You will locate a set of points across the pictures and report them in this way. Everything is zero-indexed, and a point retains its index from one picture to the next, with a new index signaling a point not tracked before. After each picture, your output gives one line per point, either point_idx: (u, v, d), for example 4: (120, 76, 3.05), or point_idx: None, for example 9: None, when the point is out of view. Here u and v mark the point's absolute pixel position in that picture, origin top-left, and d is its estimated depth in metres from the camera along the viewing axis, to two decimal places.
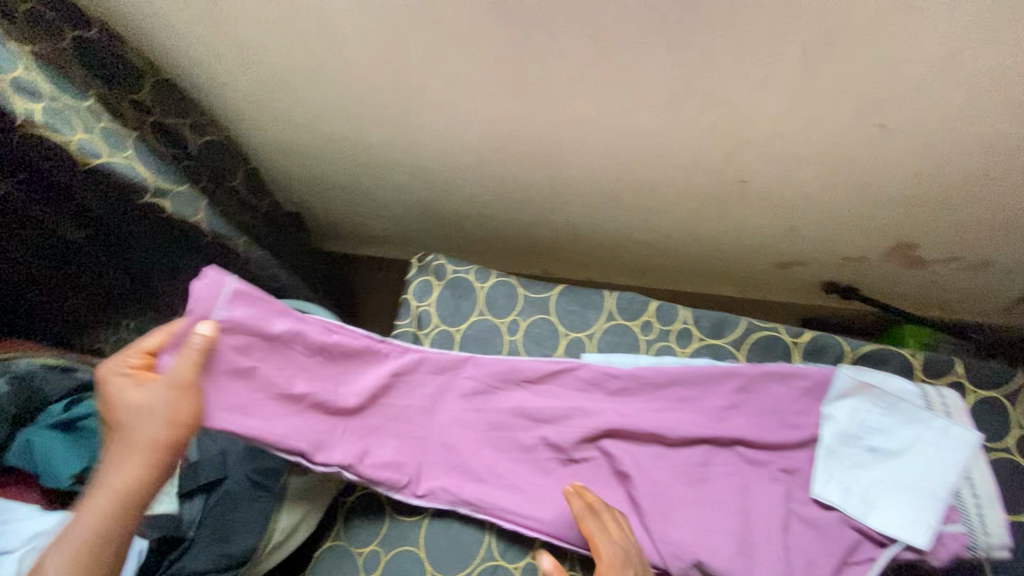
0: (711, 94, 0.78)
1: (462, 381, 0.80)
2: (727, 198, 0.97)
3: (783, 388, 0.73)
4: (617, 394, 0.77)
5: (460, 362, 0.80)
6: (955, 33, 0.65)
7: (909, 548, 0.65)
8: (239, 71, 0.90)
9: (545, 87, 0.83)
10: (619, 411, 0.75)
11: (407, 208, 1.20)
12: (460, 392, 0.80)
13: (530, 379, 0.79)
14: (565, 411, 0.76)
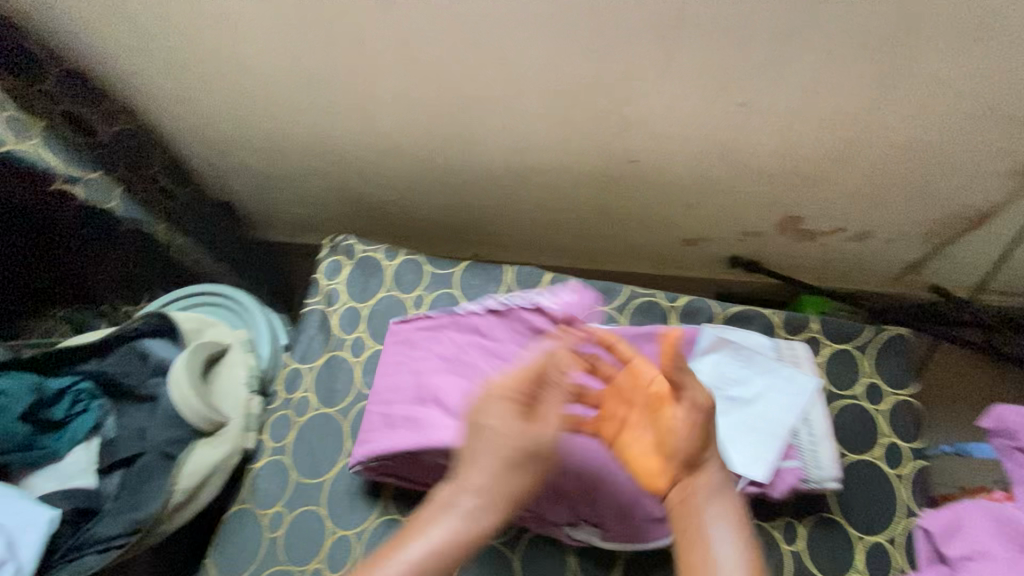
0: (584, 75, 0.86)
1: (414, 341, 0.84)
2: (622, 175, 1.05)
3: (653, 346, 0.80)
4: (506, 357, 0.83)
5: (403, 326, 0.85)
6: (775, 15, 0.73)
7: (753, 483, 0.71)
8: (149, 60, 0.95)
9: (434, 69, 0.89)
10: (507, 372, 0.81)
11: (334, 195, 1.24)
12: (393, 350, 0.84)
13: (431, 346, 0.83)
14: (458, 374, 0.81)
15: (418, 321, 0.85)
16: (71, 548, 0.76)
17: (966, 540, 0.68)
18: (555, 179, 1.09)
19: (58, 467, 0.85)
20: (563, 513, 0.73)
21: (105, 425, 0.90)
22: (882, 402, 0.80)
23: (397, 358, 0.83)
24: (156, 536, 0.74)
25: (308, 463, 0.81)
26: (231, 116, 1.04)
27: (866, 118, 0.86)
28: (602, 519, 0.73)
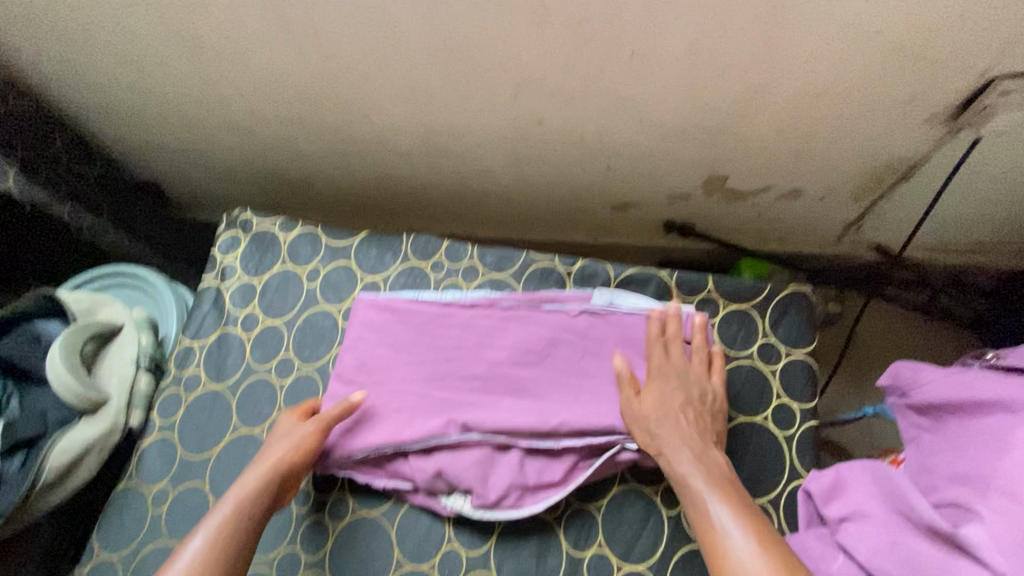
0: (468, 33, 0.80)
1: (477, 326, 0.79)
2: (532, 135, 1.00)
3: (540, 313, 0.79)
4: (398, 325, 0.81)
5: (439, 307, 0.81)
6: None
7: (627, 452, 0.70)
8: (28, 35, 0.91)
9: (315, 33, 0.84)
10: (395, 344, 0.80)
11: (253, 173, 1.20)
12: (413, 332, 0.80)
13: (396, 316, 0.82)
14: (356, 346, 0.80)
15: (477, 306, 0.81)
16: None
17: (845, 499, 0.66)
18: (466, 144, 1.05)
19: None
20: (442, 483, 0.72)
21: (8, 408, 0.89)
22: (778, 362, 0.77)
23: (445, 343, 0.79)
24: (30, 510, 0.73)
25: (196, 438, 0.81)
26: (127, 91, 1.01)
27: (769, 65, 0.81)
28: (472, 488, 0.71)
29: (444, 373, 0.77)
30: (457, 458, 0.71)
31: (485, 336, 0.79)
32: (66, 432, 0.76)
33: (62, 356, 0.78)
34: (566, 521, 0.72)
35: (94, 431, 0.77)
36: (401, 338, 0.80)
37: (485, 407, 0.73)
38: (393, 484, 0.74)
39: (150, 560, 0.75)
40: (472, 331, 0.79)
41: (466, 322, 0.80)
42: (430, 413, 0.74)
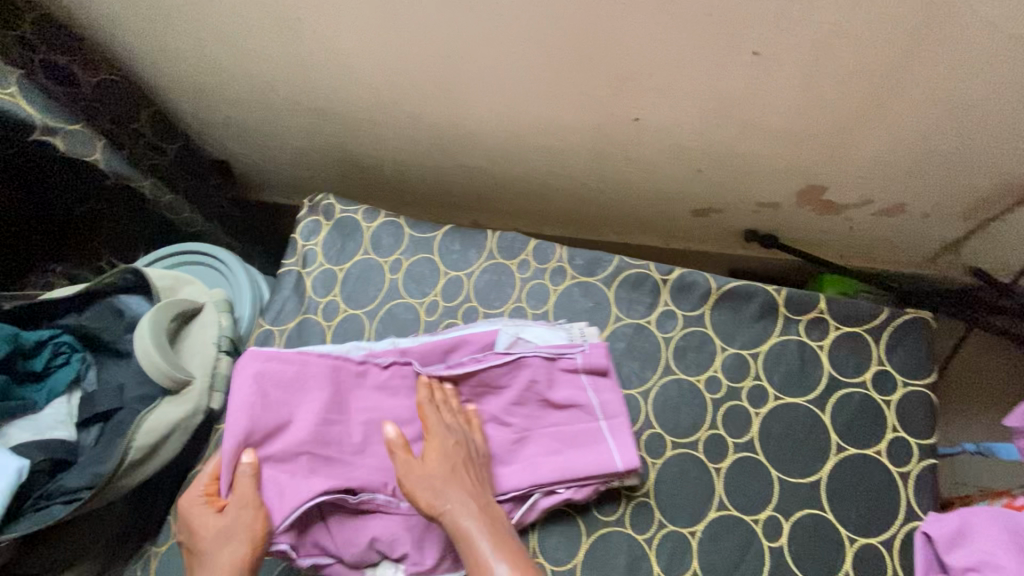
0: (579, 21, 0.76)
1: (390, 382, 0.76)
2: (624, 133, 0.95)
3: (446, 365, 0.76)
4: (299, 379, 0.73)
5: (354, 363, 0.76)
6: None
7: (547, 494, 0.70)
8: (126, 9, 0.91)
9: (415, 16, 0.81)
10: (303, 401, 0.72)
11: (326, 156, 1.18)
12: (321, 387, 0.73)
13: (302, 369, 0.74)
14: (254, 401, 0.70)
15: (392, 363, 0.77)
16: (41, 496, 0.78)
17: (971, 549, 0.60)
18: (552, 140, 1.01)
19: (35, 418, 0.85)
20: (373, 553, 0.70)
21: (86, 379, 0.90)
22: (893, 393, 0.72)
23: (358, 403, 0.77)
24: (115, 486, 0.73)
25: None
26: (214, 69, 1.00)
27: (903, 69, 0.75)
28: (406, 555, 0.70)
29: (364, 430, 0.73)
30: (388, 521, 0.71)
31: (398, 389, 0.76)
32: (153, 411, 0.76)
33: (152, 334, 0.78)
34: (658, 544, 0.69)
35: (180, 411, 0.77)
36: (310, 393, 0.73)
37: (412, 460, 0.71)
38: (313, 561, 0.70)
39: None
40: (384, 385, 0.76)
41: (376, 377, 0.76)
42: (358, 472, 0.71)
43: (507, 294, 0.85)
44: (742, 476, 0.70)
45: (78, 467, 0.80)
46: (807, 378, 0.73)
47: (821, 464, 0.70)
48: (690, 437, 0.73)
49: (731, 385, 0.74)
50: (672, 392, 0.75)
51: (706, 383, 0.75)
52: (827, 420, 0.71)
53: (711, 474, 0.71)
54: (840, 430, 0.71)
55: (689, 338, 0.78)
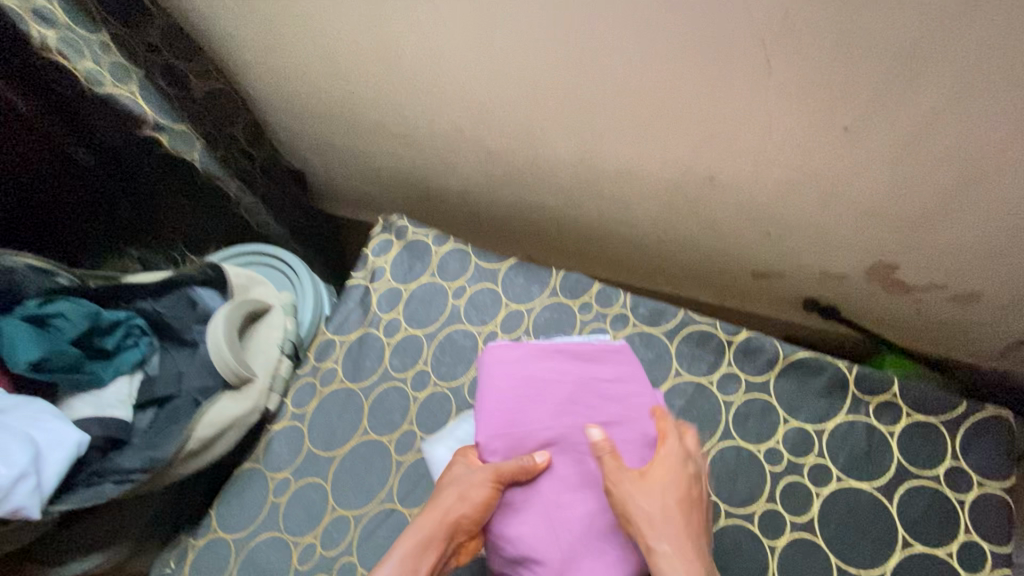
0: (673, 80, 0.80)
1: (553, 385, 0.71)
2: (698, 187, 0.96)
3: (574, 373, 0.73)
4: (558, 363, 0.73)
5: (555, 361, 0.73)
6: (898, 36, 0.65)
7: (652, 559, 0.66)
8: (244, 27, 0.98)
9: (513, 58, 0.86)
10: (573, 385, 0.71)
11: (397, 176, 1.23)
12: (565, 377, 0.72)
13: (558, 354, 0.74)
14: (576, 375, 0.72)
15: (558, 365, 0.73)
16: (94, 472, 0.80)
17: None
18: (621, 187, 1.02)
19: (97, 395, 0.88)
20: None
21: (150, 363, 0.94)
22: (967, 493, 0.68)
23: (567, 398, 0.70)
24: (167, 474, 0.76)
25: (326, 436, 0.82)
26: (312, 86, 1.06)
27: (998, 160, 0.74)
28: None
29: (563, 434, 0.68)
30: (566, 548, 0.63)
31: (563, 394, 0.71)
32: (214, 405, 0.78)
33: (224, 329, 0.81)
34: None
35: (240, 408, 0.79)
36: (565, 378, 0.72)
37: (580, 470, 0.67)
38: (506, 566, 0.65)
39: (263, 549, 0.76)
40: (563, 387, 0.71)
41: (569, 377, 0.72)
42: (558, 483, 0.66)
43: (566, 333, 0.85)
44: (798, 559, 0.68)
45: (133, 448, 0.82)
46: (870, 460, 0.71)
47: (884, 557, 0.67)
48: (745, 510, 0.72)
49: (791, 460, 0.73)
50: (729, 459, 0.74)
51: (765, 454, 0.74)
52: (893, 511, 0.68)
53: (765, 552, 0.69)
54: (907, 524, 0.68)
55: (751, 405, 0.77)
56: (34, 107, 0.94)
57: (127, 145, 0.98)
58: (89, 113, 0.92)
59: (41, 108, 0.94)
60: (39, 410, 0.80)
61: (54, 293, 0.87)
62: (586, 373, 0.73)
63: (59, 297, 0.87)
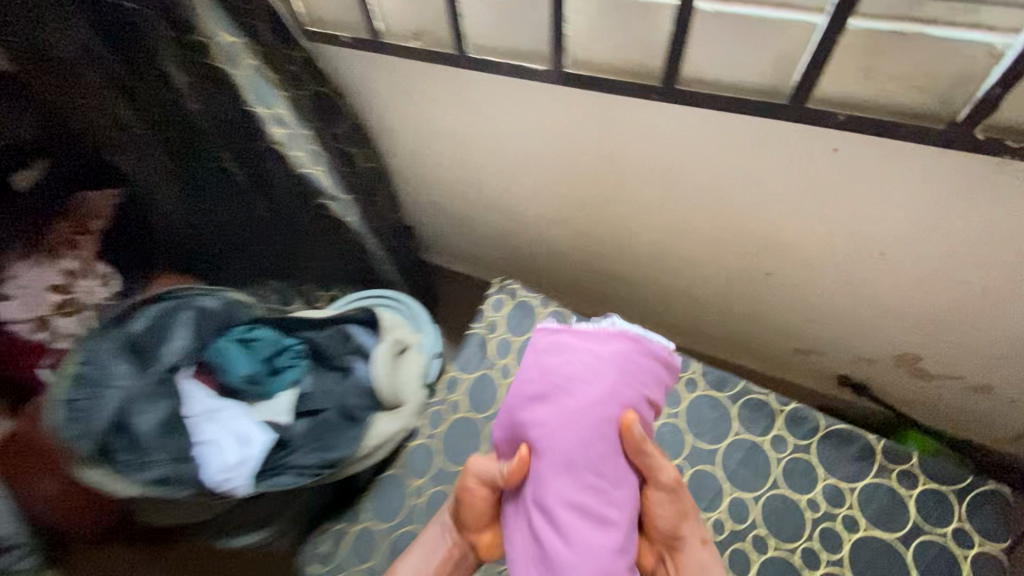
0: (748, 203, 1.03)
1: (566, 388, 0.75)
2: (757, 278, 1.18)
3: (591, 380, 0.75)
4: (581, 362, 0.76)
5: (577, 363, 0.76)
6: (928, 196, 0.87)
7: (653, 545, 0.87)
8: (403, 126, 1.25)
9: (620, 174, 1.10)
10: (584, 392, 0.75)
11: (496, 241, 1.48)
12: (579, 383, 0.75)
13: (586, 352, 0.77)
14: (590, 381, 0.75)
15: (577, 367, 0.76)
16: (271, 466, 1.00)
17: None
18: (691, 270, 1.25)
19: (270, 402, 1.07)
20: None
21: (305, 381, 1.11)
22: (970, 549, 0.86)
23: (575, 404, 0.74)
24: (338, 473, 1.03)
25: (455, 455, 1.05)
26: (445, 172, 1.32)
27: (1006, 287, 0.95)
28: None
29: (556, 441, 0.74)
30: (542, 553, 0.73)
31: (569, 400, 0.75)
32: (377, 421, 1.08)
33: (383, 360, 1.14)
34: None
35: (396, 424, 1.08)
36: (580, 383, 0.75)
37: (555, 484, 0.73)
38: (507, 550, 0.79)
39: (406, 539, 0.98)
40: (572, 391, 0.75)
41: (583, 383, 0.75)
42: (539, 491, 0.74)
43: None
44: None
45: (302, 450, 1.02)
46: (891, 515, 0.90)
47: None
48: (790, 546, 0.91)
49: (828, 509, 0.92)
50: (778, 504, 0.94)
51: (806, 501, 0.94)
52: (908, 557, 0.88)
53: None
54: (919, 568, 0.87)
55: (795, 461, 0.97)
56: (237, 171, 1.20)
57: (296, 205, 1.24)
58: (279, 182, 1.19)
59: (242, 172, 1.20)
60: (236, 413, 1.02)
61: (255, 321, 1.10)
62: (601, 383, 0.75)
63: (258, 325, 1.10)
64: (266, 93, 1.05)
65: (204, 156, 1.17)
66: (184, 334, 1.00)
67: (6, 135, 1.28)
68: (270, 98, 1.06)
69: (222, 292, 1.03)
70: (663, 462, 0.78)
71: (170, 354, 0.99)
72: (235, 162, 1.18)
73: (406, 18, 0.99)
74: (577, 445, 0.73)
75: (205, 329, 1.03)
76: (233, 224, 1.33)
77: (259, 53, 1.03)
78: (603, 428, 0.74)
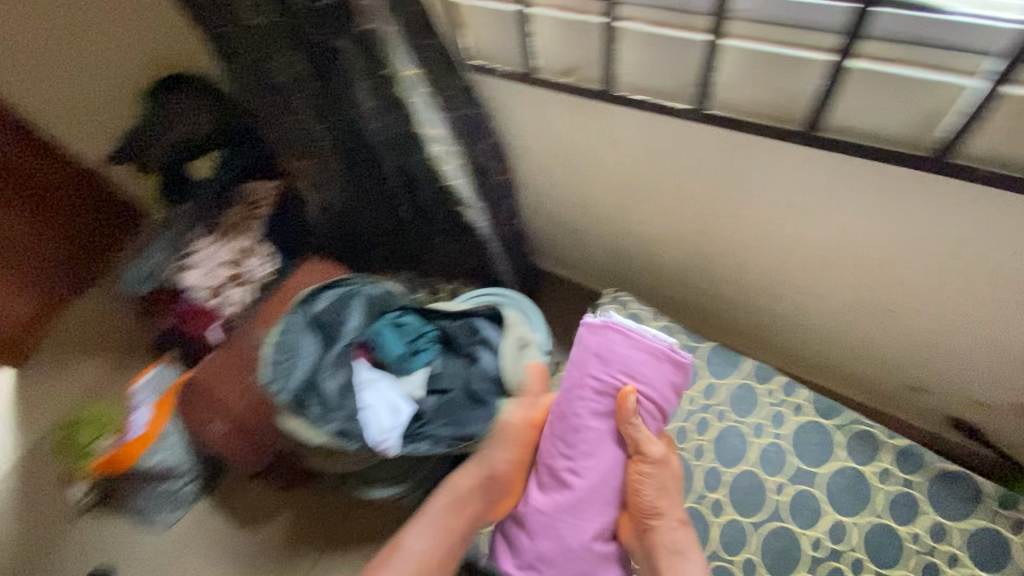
0: (871, 243, 1.07)
1: (578, 373, 1.12)
2: (872, 312, 1.21)
3: (596, 366, 1.09)
4: (594, 355, 1.10)
5: (591, 356, 1.10)
6: None
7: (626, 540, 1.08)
8: (536, 147, 1.38)
9: (742, 205, 1.17)
10: (590, 375, 1.10)
11: (605, 254, 1.59)
12: (588, 369, 1.10)
13: (597, 348, 1.10)
14: (596, 364, 1.09)
15: (589, 357, 1.11)
16: (411, 433, 1.19)
17: None
18: (801, 299, 1.29)
19: (409, 378, 1.24)
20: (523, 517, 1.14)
21: (436, 363, 1.28)
22: None
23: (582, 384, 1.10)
24: (465, 446, 1.20)
25: None
26: (568, 190, 1.45)
27: None
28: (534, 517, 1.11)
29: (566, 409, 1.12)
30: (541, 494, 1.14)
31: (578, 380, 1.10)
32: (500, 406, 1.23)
33: (506, 354, 1.25)
34: None
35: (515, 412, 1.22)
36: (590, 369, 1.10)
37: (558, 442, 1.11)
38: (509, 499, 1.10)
39: None
40: (581, 374, 1.11)
41: (588, 368, 1.09)
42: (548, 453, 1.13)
43: (754, 409, 1.14)
44: None
45: (435, 423, 1.20)
46: (995, 557, 0.96)
47: None
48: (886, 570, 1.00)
49: (929, 542, 0.99)
50: (878, 531, 1.02)
51: (907, 533, 1.01)
52: None
53: None
54: None
55: (899, 494, 1.03)
56: (393, 177, 1.38)
57: (434, 210, 1.39)
58: (424, 190, 1.35)
59: (396, 178, 1.38)
60: (384, 385, 1.20)
61: (405, 307, 1.29)
62: (604, 369, 1.09)
63: (406, 311, 1.29)
64: (429, 115, 1.23)
65: (366, 165, 1.37)
66: (360, 313, 1.22)
67: (191, 126, 1.65)
68: (432, 120, 1.23)
69: (385, 286, 1.27)
70: (651, 438, 1.05)
71: (353, 329, 1.20)
72: (392, 170, 1.36)
73: (560, 56, 1.11)
74: (579, 416, 1.10)
75: (372, 312, 1.25)
76: (377, 220, 1.52)
77: (427, 79, 1.21)
78: (599, 404, 1.10)
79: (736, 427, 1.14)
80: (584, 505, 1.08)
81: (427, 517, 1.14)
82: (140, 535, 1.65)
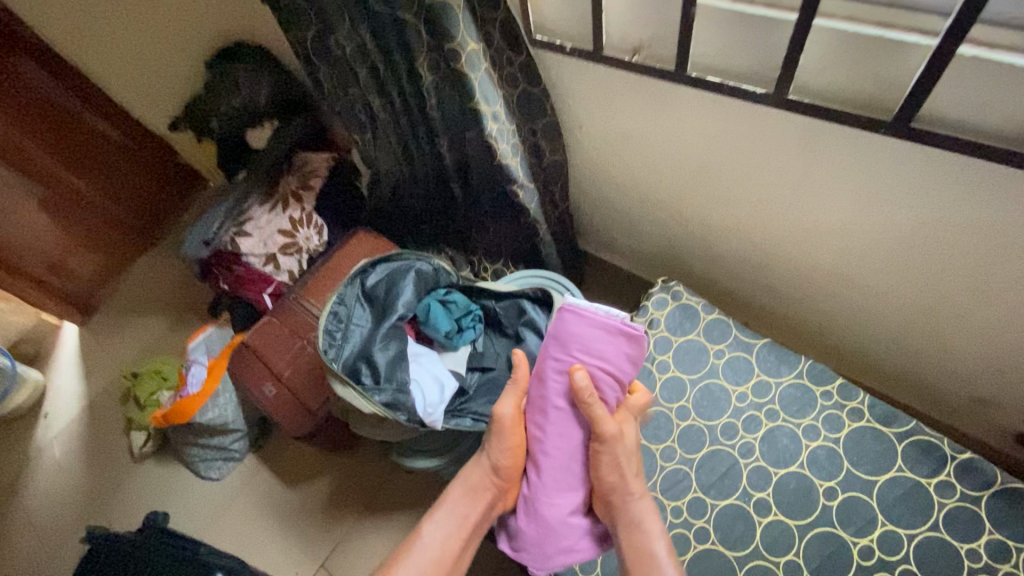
0: (952, 244, 1.00)
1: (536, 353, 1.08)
2: (946, 319, 1.14)
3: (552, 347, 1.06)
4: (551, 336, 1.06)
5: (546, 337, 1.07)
6: None
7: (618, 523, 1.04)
8: (594, 129, 1.35)
9: (811, 197, 1.11)
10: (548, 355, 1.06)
11: (656, 241, 1.55)
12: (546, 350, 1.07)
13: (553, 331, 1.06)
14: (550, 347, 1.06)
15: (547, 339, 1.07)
16: (455, 408, 1.21)
17: None
18: (866, 299, 1.23)
19: (454, 354, 1.26)
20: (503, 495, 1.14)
21: (478, 341, 1.30)
22: None
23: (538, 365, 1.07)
24: None
25: None
26: (624, 173, 1.41)
27: None
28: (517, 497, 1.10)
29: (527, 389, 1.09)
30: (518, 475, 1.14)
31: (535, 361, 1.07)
32: None
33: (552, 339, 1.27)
34: None
35: None
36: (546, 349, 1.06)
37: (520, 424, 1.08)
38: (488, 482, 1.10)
39: None
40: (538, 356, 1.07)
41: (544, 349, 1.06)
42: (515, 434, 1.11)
43: (807, 410, 1.11)
44: None
45: (478, 400, 1.23)
46: None
47: None
48: None
49: (990, 562, 0.94)
50: (933, 544, 0.98)
51: (966, 550, 0.96)
52: None
53: None
54: None
55: (960, 510, 0.98)
56: (447, 154, 1.37)
57: (485, 188, 1.39)
58: (478, 167, 1.34)
59: (450, 155, 1.37)
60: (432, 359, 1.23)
61: (453, 285, 1.30)
62: (558, 349, 1.05)
63: (454, 289, 1.29)
64: (490, 91, 1.20)
65: (420, 139, 1.38)
66: (409, 289, 1.24)
67: (247, 97, 1.71)
68: (493, 97, 1.21)
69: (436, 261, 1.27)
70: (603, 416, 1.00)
71: (403, 304, 1.22)
72: (447, 148, 1.35)
73: (630, 33, 1.07)
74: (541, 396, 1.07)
75: (422, 288, 1.26)
76: (426, 195, 1.53)
77: (488, 57, 1.18)
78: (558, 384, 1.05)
79: (787, 426, 1.11)
80: (555, 484, 1.07)
81: (446, 510, 1.07)
82: (194, 481, 1.75)
